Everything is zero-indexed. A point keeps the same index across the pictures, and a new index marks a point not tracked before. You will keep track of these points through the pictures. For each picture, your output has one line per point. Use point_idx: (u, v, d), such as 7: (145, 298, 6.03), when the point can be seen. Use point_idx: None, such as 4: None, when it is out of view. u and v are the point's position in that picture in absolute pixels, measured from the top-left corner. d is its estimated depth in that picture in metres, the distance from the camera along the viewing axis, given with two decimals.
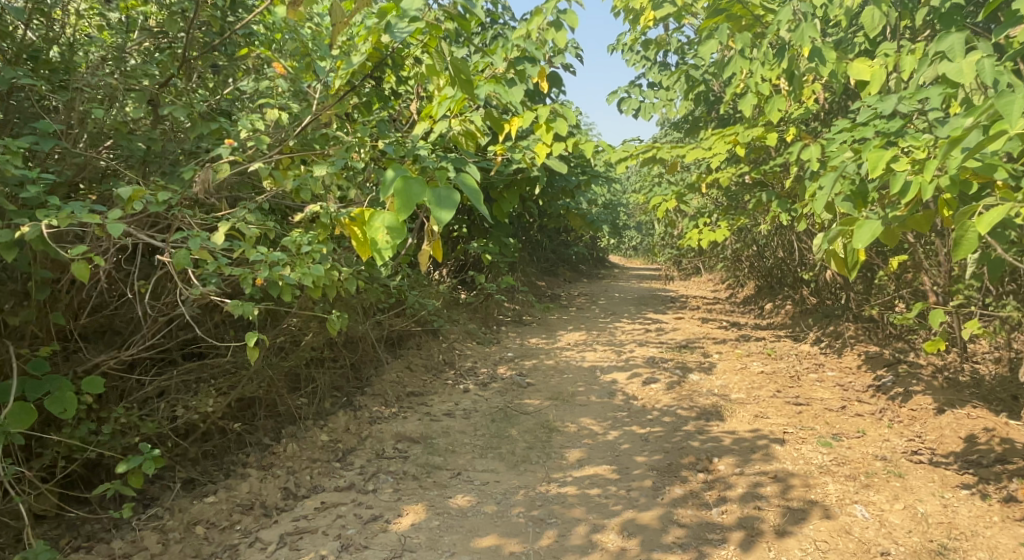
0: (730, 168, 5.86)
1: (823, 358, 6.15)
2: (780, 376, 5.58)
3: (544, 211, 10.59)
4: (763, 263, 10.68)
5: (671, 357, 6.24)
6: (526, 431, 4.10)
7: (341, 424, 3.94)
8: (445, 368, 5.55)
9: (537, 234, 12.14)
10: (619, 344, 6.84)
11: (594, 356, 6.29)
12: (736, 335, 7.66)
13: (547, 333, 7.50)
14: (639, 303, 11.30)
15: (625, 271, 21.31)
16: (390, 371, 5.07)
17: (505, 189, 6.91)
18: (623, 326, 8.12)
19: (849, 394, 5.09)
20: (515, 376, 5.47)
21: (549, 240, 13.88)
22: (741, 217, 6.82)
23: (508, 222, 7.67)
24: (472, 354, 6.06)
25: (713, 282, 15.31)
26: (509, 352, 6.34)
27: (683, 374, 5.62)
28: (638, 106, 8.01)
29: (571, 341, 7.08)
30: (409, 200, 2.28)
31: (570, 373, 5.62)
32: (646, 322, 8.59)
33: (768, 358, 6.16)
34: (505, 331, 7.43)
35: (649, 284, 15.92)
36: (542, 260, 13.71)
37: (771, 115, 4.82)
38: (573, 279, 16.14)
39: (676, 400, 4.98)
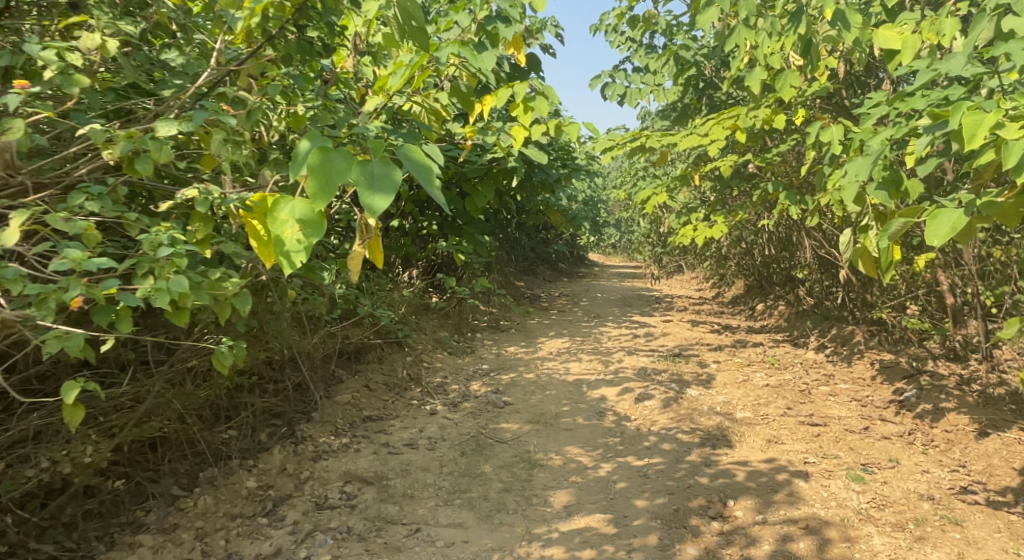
0: (730, 156, 5.24)
1: (832, 367, 5.54)
2: (788, 389, 4.95)
3: (523, 207, 9.90)
4: (754, 262, 10.11)
5: (664, 367, 5.60)
6: (502, 467, 3.44)
7: (275, 464, 3.28)
8: (411, 385, 4.86)
9: (515, 231, 11.44)
10: (606, 353, 6.19)
11: (580, 367, 5.63)
12: (732, 340, 7.03)
13: (527, 340, 6.83)
14: (624, 304, 10.66)
15: (605, 270, 20.68)
16: (344, 391, 4.38)
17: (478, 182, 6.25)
18: (609, 331, 7.46)
19: (869, 411, 4.48)
20: (490, 393, 4.80)
21: (528, 237, 13.18)
22: (739, 212, 6.20)
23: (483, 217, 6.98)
24: (442, 368, 5.38)
25: (697, 281, 14.72)
26: (484, 364, 5.66)
27: (680, 388, 4.97)
28: (624, 91, 7.36)
29: (553, 349, 6.41)
30: (329, 181, 1.60)
31: (552, 389, 4.96)
32: (633, 326, 7.94)
33: (772, 368, 5.53)
34: (481, 339, 6.75)
35: (632, 283, 15.31)
36: (520, 259, 13.02)
37: (782, 93, 4.19)
38: (552, 279, 15.44)
39: (676, 421, 4.33)
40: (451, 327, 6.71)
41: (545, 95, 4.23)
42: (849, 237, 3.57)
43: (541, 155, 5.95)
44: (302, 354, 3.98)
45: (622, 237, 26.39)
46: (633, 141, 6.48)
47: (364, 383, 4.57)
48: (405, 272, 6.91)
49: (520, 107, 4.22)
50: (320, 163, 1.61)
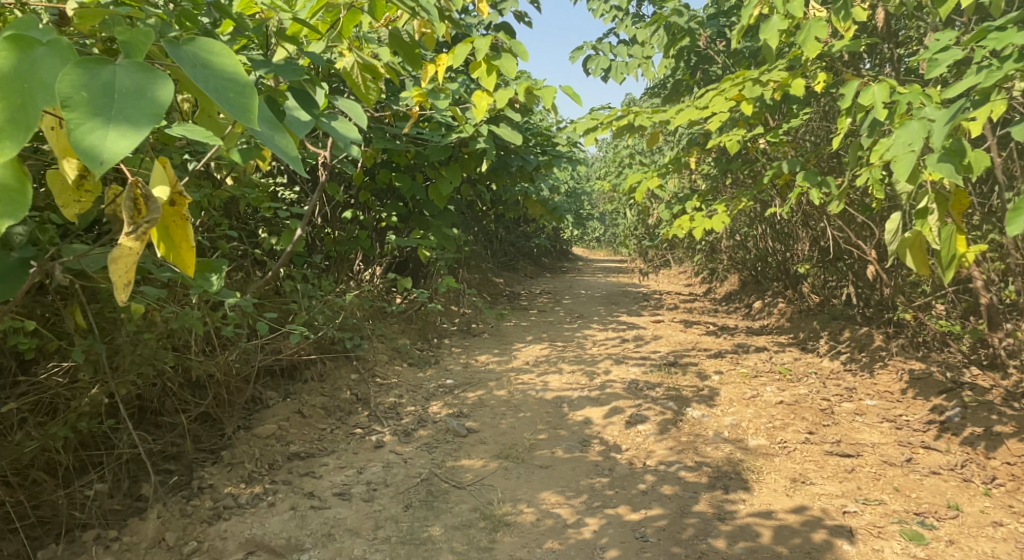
0: (735, 132, 4.45)
1: (850, 378, 4.79)
2: (806, 407, 4.18)
3: (499, 197, 9.07)
4: (749, 256, 9.36)
5: (659, 380, 4.80)
6: (457, 528, 2.66)
7: (146, 535, 2.53)
8: (357, 407, 4.05)
9: (492, 225, 10.60)
10: (590, 362, 5.39)
11: (560, 380, 4.84)
12: (731, 344, 6.25)
13: (501, 346, 6.02)
14: (609, 302, 9.88)
15: (590, 265, 19.81)
16: (268, 420, 3.57)
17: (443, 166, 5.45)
18: (593, 334, 6.66)
19: (907, 435, 3.73)
20: (451, 417, 4.00)
21: (507, 230, 12.31)
22: (741, 198, 5.41)
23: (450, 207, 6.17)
24: (397, 384, 4.57)
25: (685, 277, 13.96)
26: (449, 378, 4.85)
27: (678, 407, 4.18)
28: (608, 65, 6.55)
29: (530, 357, 5.61)
30: (37, 99, 1.06)
31: (527, 409, 4.16)
32: (620, 329, 7.14)
33: (783, 379, 4.75)
34: (448, 346, 5.94)
35: (618, 279, 14.49)
36: (499, 254, 12.17)
37: (805, 47, 3.40)
38: (533, 274, 14.58)
39: (677, 452, 3.54)
40: (413, 333, 5.88)
41: (514, 52, 3.43)
42: (897, 224, 2.82)
43: (511, 135, 5.25)
44: (206, 378, 3.17)
45: (606, 230, 25.58)
46: (620, 119, 5.67)
47: (297, 406, 3.77)
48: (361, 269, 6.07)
49: (482, 66, 3.44)
50: (24, 71, 1.06)
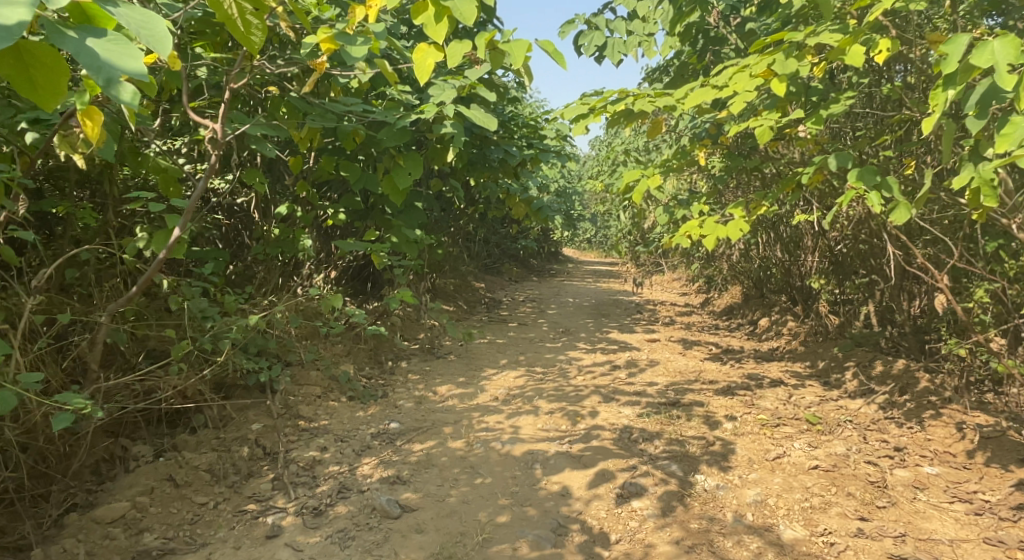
0: (765, 117, 3.48)
1: (895, 429, 3.84)
2: (850, 476, 3.24)
3: (477, 193, 8.06)
4: (754, 267, 8.43)
5: (657, 428, 3.81)
6: None
7: None
8: (262, 469, 3.08)
9: (471, 224, 9.58)
10: (572, 398, 4.40)
11: (533, 425, 3.86)
12: (740, 375, 5.28)
13: (468, 372, 5.04)
14: (599, 314, 8.90)
15: (578, 268, 18.81)
16: (120, 495, 2.69)
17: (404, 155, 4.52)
18: (579, 358, 5.68)
19: (991, 529, 2.80)
20: (385, 484, 3.04)
21: (489, 230, 11.25)
22: (761, 202, 4.44)
23: (418, 207, 5.21)
24: (323, 430, 3.58)
25: (679, 285, 13.00)
26: (394, 419, 3.86)
27: (685, 472, 3.21)
28: (603, 43, 5.58)
29: (501, 388, 4.63)
30: None
31: (487, 472, 3.18)
32: (610, 350, 6.15)
33: (812, 430, 3.80)
34: (405, 370, 4.96)
35: (608, 285, 13.51)
36: (479, 257, 11.13)
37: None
38: (518, 278, 13.54)
39: (685, 550, 2.60)
40: (361, 356, 4.88)
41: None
42: None
43: (482, 119, 4.34)
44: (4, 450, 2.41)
45: (597, 231, 24.57)
46: (617, 103, 4.69)
47: (167, 470, 2.85)
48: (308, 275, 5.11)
49: (429, 9, 2.48)
50: None
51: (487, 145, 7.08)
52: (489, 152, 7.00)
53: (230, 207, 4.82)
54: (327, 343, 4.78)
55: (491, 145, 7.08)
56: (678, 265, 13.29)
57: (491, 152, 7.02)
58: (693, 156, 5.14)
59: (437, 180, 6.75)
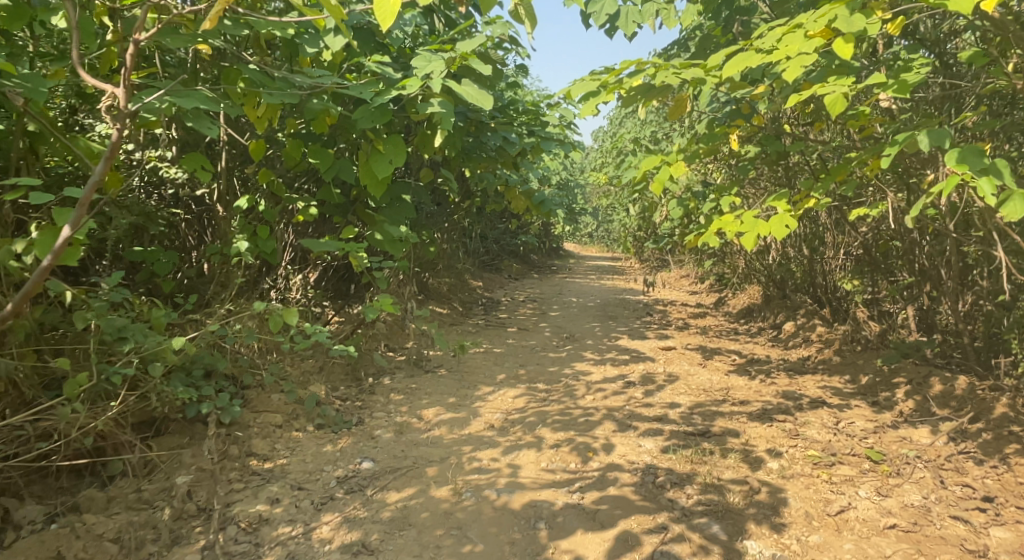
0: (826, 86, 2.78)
1: (976, 468, 3.16)
2: (934, 540, 2.58)
3: (474, 185, 7.36)
4: (774, 265, 7.75)
5: (687, 469, 3.15)
6: None
7: None
8: (193, 533, 2.44)
9: (468, 220, 8.90)
10: (583, 426, 3.73)
11: (536, 464, 3.20)
12: (773, 394, 4.61)
13: (461, 389, 4.36)
14: (607, 317, 8.23)
15: (581, 265, 18.13)
16: None
17: (389, 139, 3.89)
18: (588, 371, 5.01)
19: None
20: (347, 555, 2.39)
21: (487, 226, 10.58)
22: (806, 195, 3.76)
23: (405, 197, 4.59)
24: (279, 474, 2.89)
25: (689, 283, 12.32)
26: (368, 455, 3.19)
27: (730, 539, 2.55)
28: (615, 11, 4.86)
29: (499, 411, 3.95)
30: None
31: (480, 536, 2.52)
32: (622, 362, 5.48)
33: (875, 472, 3.13)
34: (388, 388, 4.29)
35: (614, 283, 12.83)
36: (476, 255, 10.45)
37: None
38: (519, 276, 12.86)
39: None
40: (336, 374, 4.19)
41: None
42: None
43: (476, 95, 3.73)
44: None
45: (599, 226, 23.88)
46: (633, 77, 4.02)
47: (57, 543, 2.28)
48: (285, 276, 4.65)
49: None
50: None
51: (483, 132, 6.43)
52: (486, 140, 6.34)
53: (188, 201, 4.16)
54: (296, 359, 4.09)
55: (488, 132, 6.44)
56: (688, 262, 12.60)
57: (488, 140, 6.37)
58: (721, 140, 4.49)
59: (427, 171, 6.09)
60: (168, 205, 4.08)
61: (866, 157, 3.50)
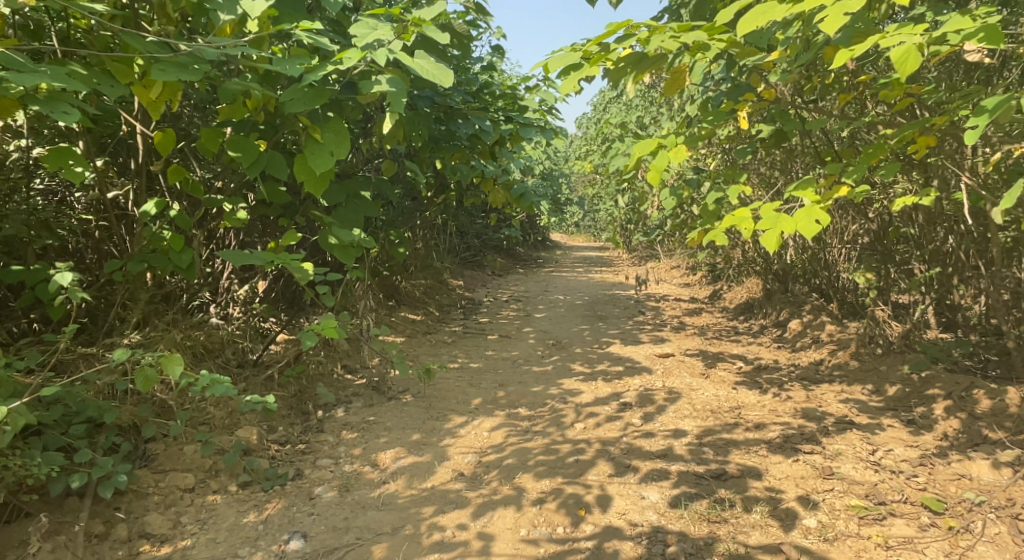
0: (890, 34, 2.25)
1: None
2: None
3: (446, 177, 6.66)
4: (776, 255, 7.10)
5: (705, 534, 2.51)
6: None
7: None
8: None
9: (443, 214, 8.19)
10: (572, 469, 3.07)
11: (515, 532, 2.56)
12: (792, 412, 3.97)
13: (427, 421, 3.70)
14: (596, 318, 7.58)
15: (566, 255, 17.46)
16: None
17: (329, 125, 3.23)
18: (576, 390, 4.35)
19: None
20: None
21: (465, 219, 9.87)
22: (835, 177, 3.09)
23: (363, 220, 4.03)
24: None
25: (681, 275, 11.69)
26: (303, 530, 2.55)
27: None
28: None
29: (471, 451, 3.29)
30: None
31: None
32: (615, 375, 4.83)
33: (936, 531, 2.52)
34: (340, 422, 3.61)
35: (602, 277, 12.13)
36: (454, 250, 9.74)
37: None
38: (502, 270, 12.16)
39: None
40: (275, 409, 3.51)
41: None
42: None
43: (435, 70, 3.11)
44: None
45: (585, 215, 23.17)
46: (622, 44, 3.36)
47: None
48: (227, 288, 4.15)
49: None
50: None
51: (453, 118, 5.75)
52: (456, 127, 5.67)
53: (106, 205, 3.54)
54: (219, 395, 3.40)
55: (459, 119, 5.76)
56: (679, 253, 11.94)
57: (458, 127, 5.70)
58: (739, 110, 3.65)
59: (389, 163, 5.41)
60: (77, 211, 3.45)
61: (912, 129, 2.91)
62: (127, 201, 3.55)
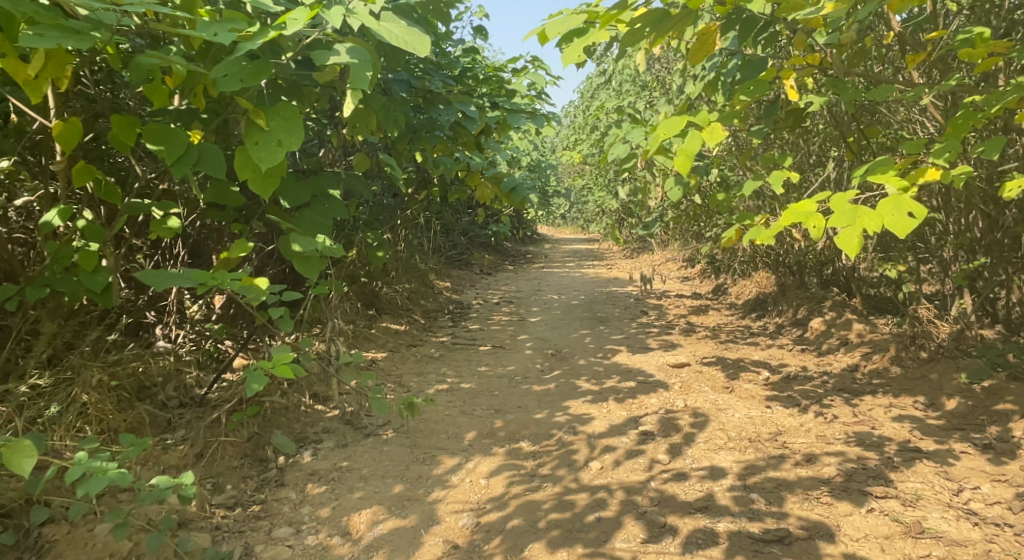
0: None
1: None
2: None
3: (428, 170, 6.00)
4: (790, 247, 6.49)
5: None
6: None
7: None
8: None
9: (426, 210, 7.53)
10: (594, 534, 2.45)
11: None
12: (843, 437, 3.37)
13: (412, 464, 3.06)
14: (596, 320, 6.97)
15: (555, 248, 16.83)
16: None
17: (277, 107, 2.60)
18: (586, 414, 3.73)
19: None
20: None
21: (450, 215, 9.20)
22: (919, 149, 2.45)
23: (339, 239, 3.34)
24: None
25: (679, 267, 11.09)
26: None
27: None
28: None
29: (467, 510, 2.66)
30: None
31: None
32: (628, 393, 4.21)
33: None
34: (306, 470, 2.97)
35: (597, 272, 11.51)
36: (439, 250, 9.08)
37: None
38: (492, 268, 11.52)
39: None
40: (224, 460, 2.84)
41: None
42: None
43: (413, 39, 2.60)
44: None
45: (573, 207, 22.56)
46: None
47: None
48: (179, 305, 3.57)
49: None
50: None
51: (433, 104, 5.11)
52: (437, 114, 5.03)
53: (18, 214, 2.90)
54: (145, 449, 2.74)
55: (440, 104, 5.12)
56: (677, 244, 11.35)
57: (439, 114, 5.06)
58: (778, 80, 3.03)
59: (362, 156, 4.75)
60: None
61: (1018, 91, 2.29)
62: (40, 210, 2.90)
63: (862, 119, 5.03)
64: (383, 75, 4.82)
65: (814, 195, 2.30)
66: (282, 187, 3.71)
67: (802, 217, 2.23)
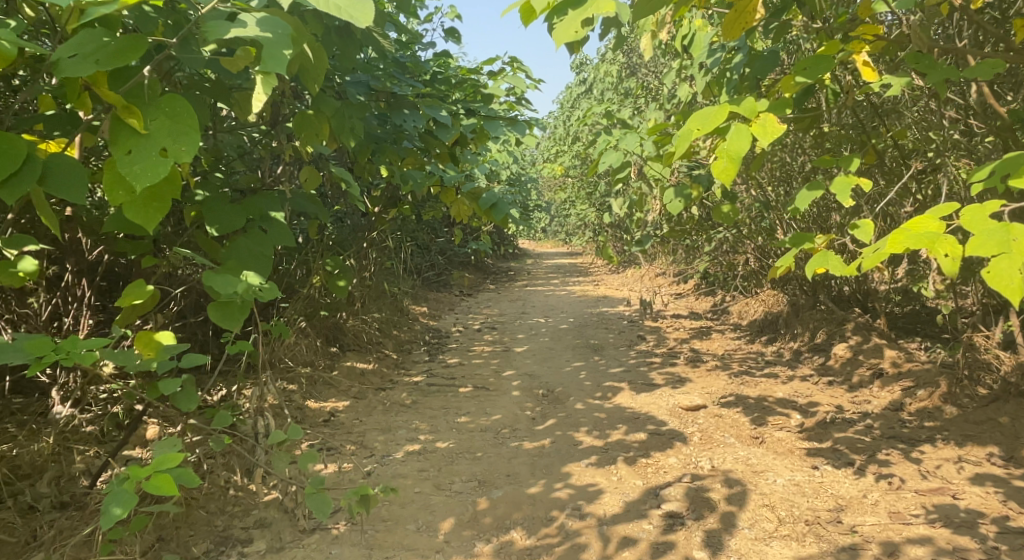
0: None
1: None
2: None
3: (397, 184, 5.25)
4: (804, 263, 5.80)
5: None
6: None
7: None
8: None
9: (396, 229, 6.75)
10: None
11: None
12: (922, 514, 2.67)
13: None
14: (590, 349, 6.22)
15: (538, 263, 16.07)
16: None
17: (166, 104, 1.87)
18: (592, 485, 2.98)
19: None
20: None
21: (424, 233, 8.42)
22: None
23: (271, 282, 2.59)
24: None
25: (671, 283, 10.40)
26: None
27: None
28: None
29: None
30: None
31: None
32: (640, 450, 3.46)
33: None
34: None
35: (584, 290, 10.78)
36: (412, 272, 8.28)
37: None
38: (471, 288, 10.73)
39: None
40: None
41: None
42: None
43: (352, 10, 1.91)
44: None
45: (554, 221, 21.87)
46: None
47: None
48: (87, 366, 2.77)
49: None
50: None
51: (398, 109, 4.36)
52: (405, 120, 4.29)
53: None
54: None
55: (406, 109, 4.36)
56: (667, 259, 10.67)
57: (406, 120, 4.31)
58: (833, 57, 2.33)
59: (312, 170, 4.02)
60: None
61: None
62: None
63: (895, 116, 4.35)
64: (338, 74, 4.07)
65: (927, 210, 1.62)
66: (206, 211, 2.95)
67: (920, 241, 1.53)
